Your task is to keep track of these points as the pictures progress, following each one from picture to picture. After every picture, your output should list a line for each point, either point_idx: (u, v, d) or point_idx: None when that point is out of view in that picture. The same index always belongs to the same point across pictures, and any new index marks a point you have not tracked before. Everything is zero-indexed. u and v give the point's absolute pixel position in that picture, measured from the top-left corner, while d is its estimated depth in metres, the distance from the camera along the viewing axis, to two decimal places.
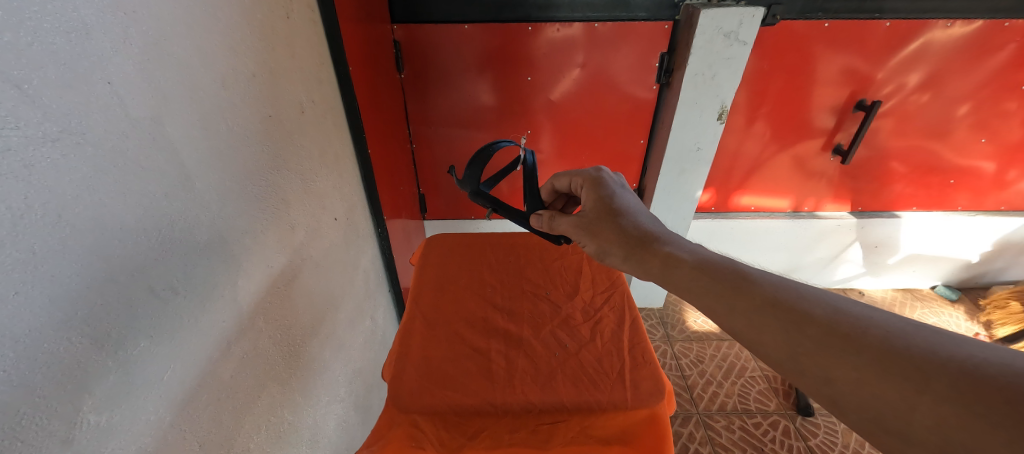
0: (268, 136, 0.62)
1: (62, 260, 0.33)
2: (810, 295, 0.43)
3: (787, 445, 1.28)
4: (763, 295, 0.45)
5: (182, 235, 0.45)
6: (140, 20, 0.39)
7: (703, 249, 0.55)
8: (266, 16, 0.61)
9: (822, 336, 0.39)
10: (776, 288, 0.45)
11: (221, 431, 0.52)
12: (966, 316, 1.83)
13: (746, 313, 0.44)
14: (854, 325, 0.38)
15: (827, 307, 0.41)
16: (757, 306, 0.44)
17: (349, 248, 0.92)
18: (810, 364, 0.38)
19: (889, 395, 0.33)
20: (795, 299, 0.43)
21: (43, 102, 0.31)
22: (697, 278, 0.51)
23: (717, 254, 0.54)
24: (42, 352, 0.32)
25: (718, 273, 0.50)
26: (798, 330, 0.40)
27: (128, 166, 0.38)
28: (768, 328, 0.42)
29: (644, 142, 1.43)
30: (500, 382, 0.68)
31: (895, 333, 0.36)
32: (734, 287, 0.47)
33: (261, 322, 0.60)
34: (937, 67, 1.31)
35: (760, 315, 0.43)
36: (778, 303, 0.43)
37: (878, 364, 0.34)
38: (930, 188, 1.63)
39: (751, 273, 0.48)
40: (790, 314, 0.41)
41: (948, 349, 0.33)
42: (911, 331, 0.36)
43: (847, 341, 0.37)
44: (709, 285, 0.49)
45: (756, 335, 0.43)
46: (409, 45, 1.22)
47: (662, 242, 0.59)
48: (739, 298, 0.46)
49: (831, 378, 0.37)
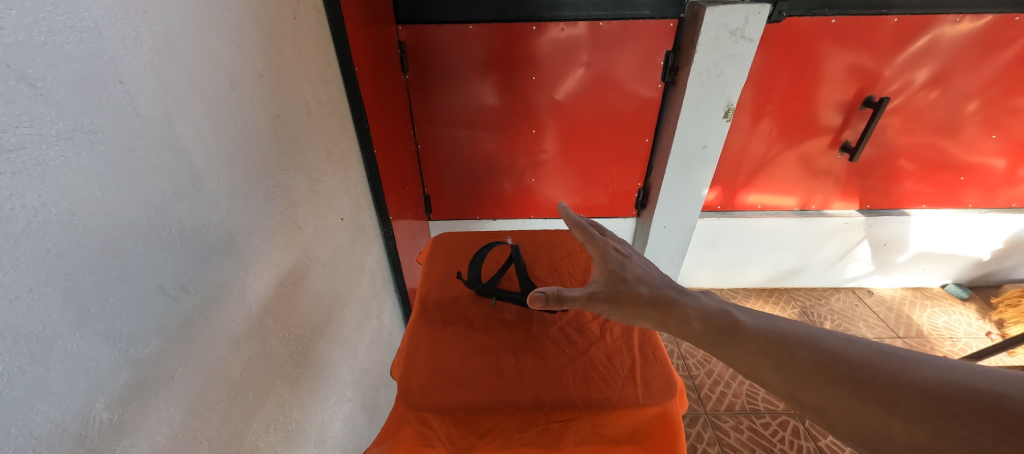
0: (276, 137, 0.62)
1: (74, 257, 0.33)
2: (795, 334, 0.46)
3: (796, 445, 1.27)
4: (757, 337, 0.47)
5: (194, 233, 0.45)
6: (150, 20, 0.40)
7: (710, 303, 0.55)
8: (274, 17, 0.61)
9: (809, 371, 0.42)
10: (766, 330, 0.48)
11: (231, 429, 0.52)
12: (977, 315, 1.80)
13: (743, 354, 0.47)
14: (833, 356, 0.42)
15: (809, 344, 0.44)
16: (752, 348, 0.47)
17: (355, 248, 0.92)
18: (804, 397, 0.41)
19: (871, 420, 0.36)
20: (782, 337, 0.46)
21: (57, 101, 0.32)
22: (702, 328, 0.52)
23: (724, 305, 0.55)
24: (56, 348, 0.32)
25: (717, 316, 0.52)
26: (787, 368, 0.43)
27: (139, 165, 0.39)
28: (764, 368, 0.45)
29: (649, 141, 1.42)
30: (510, 380, 0.67)
31: (868, 361, 0.39)
32: (729, 330, 0.50)
33: (269, 321, 0.60)
34: (946, 63, 1.30)
35: (756, 355, 0.46)
36: (767, 344, 0.46)
37: (857, 391, 0.38)
38: (940, 185, 1.61)
39: (745, 317, 0.51)
40: (781, 351, 0.45)
41: (913, 371, 0.37)
42: (882, 358, 0.39)
43: (831, 372, 0.40)
44: (712, 334, 0.51)
45: (755, 373, 0.46)
46: (414, 46, 1.22)
47: (677, 296, 0.58)
48: (736, 344, 0.48)
49: (824, 408, 0.40)
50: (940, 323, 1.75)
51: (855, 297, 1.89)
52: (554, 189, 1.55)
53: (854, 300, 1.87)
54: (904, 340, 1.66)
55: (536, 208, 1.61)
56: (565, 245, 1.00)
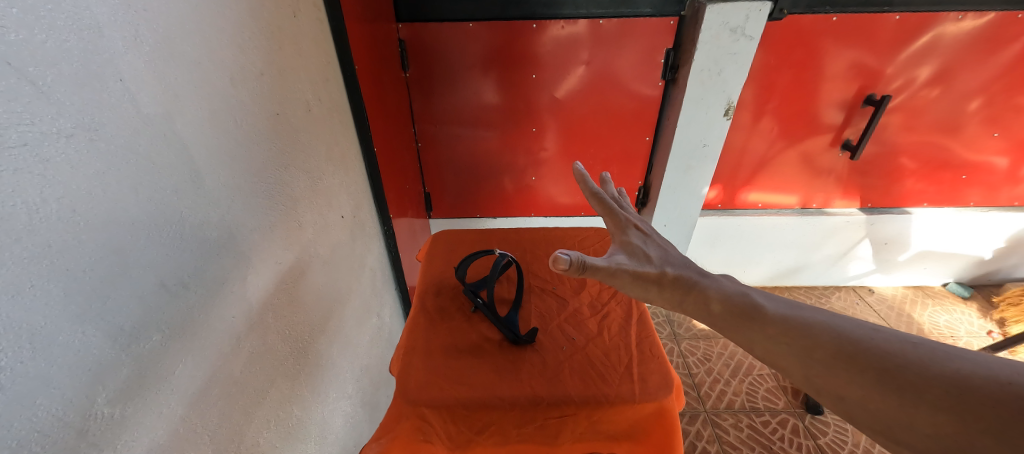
0: (276, 135, 0.62)
1: (76, 254, 0.33)
2: (817, 321, 0.46)
3: (796, 443, 1.27)
4: (778, 323, 0.48)
5: (195, 230, 0.46)
6: (150, 17, 0.40)
7: (730, 285, 0.56)
8: (274, 15, 0.61)
9: (830, 358, 0.42)
10: (787, 317, 0.48)
11: (231, 425, 0.53)
12: (978, 314, 1.79)
13: (763, 340, 0.48)
14: (856, 345, 0.41)
15: (831, 331, 0.44)
16: (772, 334, 0.47)
17: (355, 246, 0.92)
18: (823, 383, 0.41)
19: (892, 408, 0.36)
20: (803, 324, 0.46)
21: (58, 99, 0.32)
22: (723, 313, 0.53)
23: (743, 288, 0.55)
24: (58, 343, 0.33)
25: (737, 299, 0.53)
26: (808, 354, 0.43)
27: (140, 163, 0.39)
28: (784, 354, 0.45)
29: (650, 139, 1.42)
30: (509, 377, 0.67)
31: (894, 351, 0.39)
32: (748, 316, 0.50)
33: (269, 318, 0.61)
34: (948, 61, 1.29)
35: (776, 341, 0.47)
36: (788, 330, 0.46)
37: (880, 380, 0.38)
38: (941, 183, 1.60)
39: (766, 303, 0.51)
40: (803, 338, 0.45)
41: (942, 362, 0.37)
42: (908, 348, 0.39)
43: (852, 360, 0.41)
44: (733, 319, 0.51)
45: (774, 359, 0.46)
46: (414, 44, 1.22)
47: (697, 277, 0.58)
48: (756, 328, 0.49)
49: (843, 395, 0.40)
50: (941, 322, 1.74)
51: (856, 295, 1.89)
52: (554, 187, 1.55)
53: (855, 298, 1.86)
54: None
55: (536, 206, 1.61)
56: (565, 242, 1.01)
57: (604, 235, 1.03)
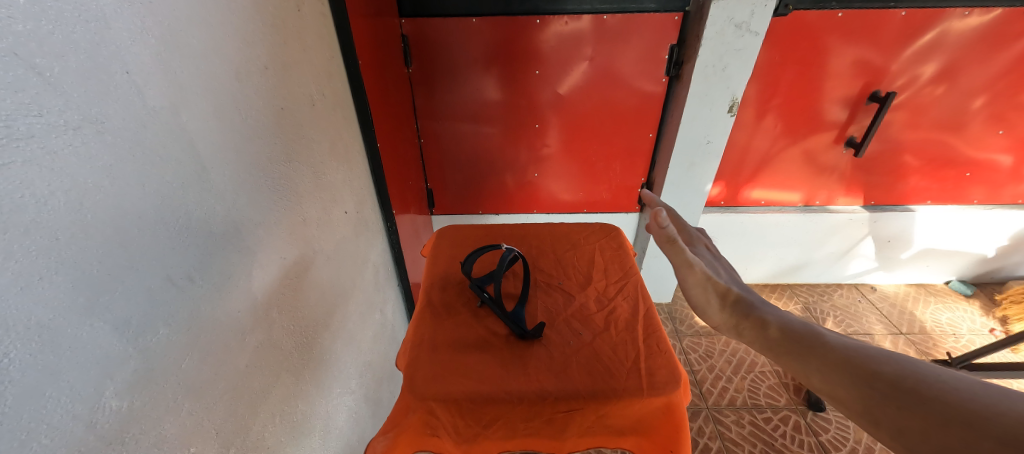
0: (281, 130, 0.62)
1: (82, 247, 0.33)
2: (883, 353, 0.48)
3: (798, 440, 1.27)
4: (838, 354, 0.50)
5: (200, 224, 0.46)
6: (156, 9, 0.40)
7: (793, 318, 0.60)
8: (278, 9, 0.61)
9: (886, 389, 0.44)
10: (846, 349, 0.50)
11: (237, 419, 0.53)
12: (981, 312, 1.79)
13: (823, 368, 0.50)
14: (919, 382, 0.43)
15: (896, 366, 0.45)
16: (834, 363, 0.49)
17: (358, 242, 0.92)
18: (882, 414, 0.43)
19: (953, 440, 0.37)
20: (865, 358, 0.48)
21: (64, 90, 0.32)
22: (783, 341, 0.56)
23: (806, 323, 0.58)
24: (66, 336, 0.33)
25: (797, 329, 0.56)
26: (866, 383, 0.45)
27: (146, 156, 0.39)
28: (839, 383, 0.47)
29: (653, 136, 1.41)
30: (516, 372, 0.67)
31: (952, 390, 0.40)
32: (805, 344, 0.53)
33: (274, 312, 0.61)
34: (953, 57, 1.28)
35: (834, 370, 0.48)
36: (850, 360, 0.48)
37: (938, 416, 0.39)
38: (945, 181, 1.60)
39: (826, 335, 0.54)
40: (860, 368, 0.47)
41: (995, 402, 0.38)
42: (967, 393, 0.39)
43: (916, 396, 0.42)
44: (794, 351, 0.54)
45: (830, 388, 0.48)
46: (417, 39, 1.22)
47: (758, 302, 0.65)
48: (813, 356, 0.51)
49: (903, 429, 0.41)
50: (944, 320, 1.74)
51: (858, 293, 1.88)
52: (556, 184, 1.55)
53: (857, 296, 1.86)
54: (907, 336, 1.65)
55: (539, 203, 1.61)
56: (570, 238, 1.01)
57: (608, 231, 1.03)
